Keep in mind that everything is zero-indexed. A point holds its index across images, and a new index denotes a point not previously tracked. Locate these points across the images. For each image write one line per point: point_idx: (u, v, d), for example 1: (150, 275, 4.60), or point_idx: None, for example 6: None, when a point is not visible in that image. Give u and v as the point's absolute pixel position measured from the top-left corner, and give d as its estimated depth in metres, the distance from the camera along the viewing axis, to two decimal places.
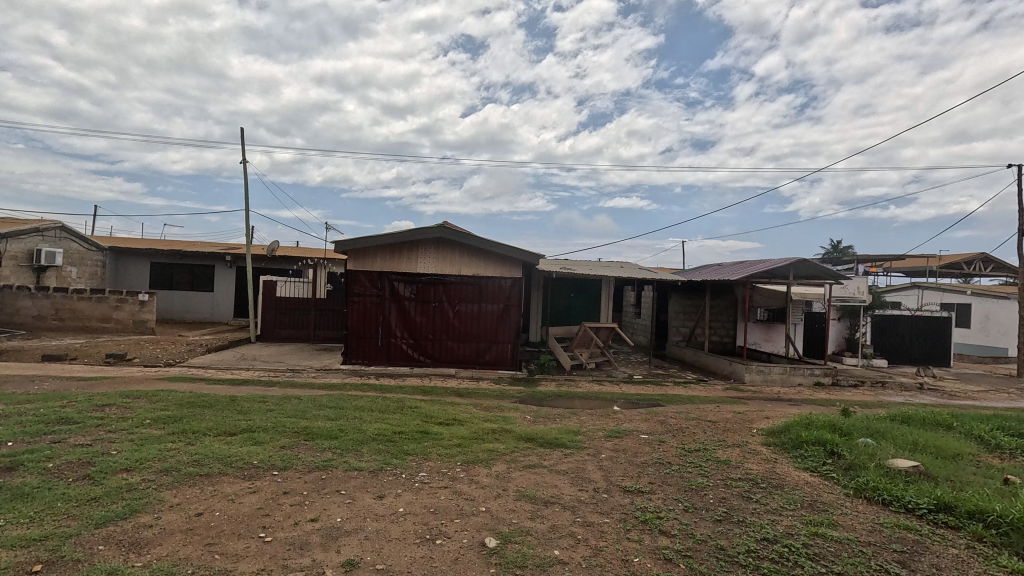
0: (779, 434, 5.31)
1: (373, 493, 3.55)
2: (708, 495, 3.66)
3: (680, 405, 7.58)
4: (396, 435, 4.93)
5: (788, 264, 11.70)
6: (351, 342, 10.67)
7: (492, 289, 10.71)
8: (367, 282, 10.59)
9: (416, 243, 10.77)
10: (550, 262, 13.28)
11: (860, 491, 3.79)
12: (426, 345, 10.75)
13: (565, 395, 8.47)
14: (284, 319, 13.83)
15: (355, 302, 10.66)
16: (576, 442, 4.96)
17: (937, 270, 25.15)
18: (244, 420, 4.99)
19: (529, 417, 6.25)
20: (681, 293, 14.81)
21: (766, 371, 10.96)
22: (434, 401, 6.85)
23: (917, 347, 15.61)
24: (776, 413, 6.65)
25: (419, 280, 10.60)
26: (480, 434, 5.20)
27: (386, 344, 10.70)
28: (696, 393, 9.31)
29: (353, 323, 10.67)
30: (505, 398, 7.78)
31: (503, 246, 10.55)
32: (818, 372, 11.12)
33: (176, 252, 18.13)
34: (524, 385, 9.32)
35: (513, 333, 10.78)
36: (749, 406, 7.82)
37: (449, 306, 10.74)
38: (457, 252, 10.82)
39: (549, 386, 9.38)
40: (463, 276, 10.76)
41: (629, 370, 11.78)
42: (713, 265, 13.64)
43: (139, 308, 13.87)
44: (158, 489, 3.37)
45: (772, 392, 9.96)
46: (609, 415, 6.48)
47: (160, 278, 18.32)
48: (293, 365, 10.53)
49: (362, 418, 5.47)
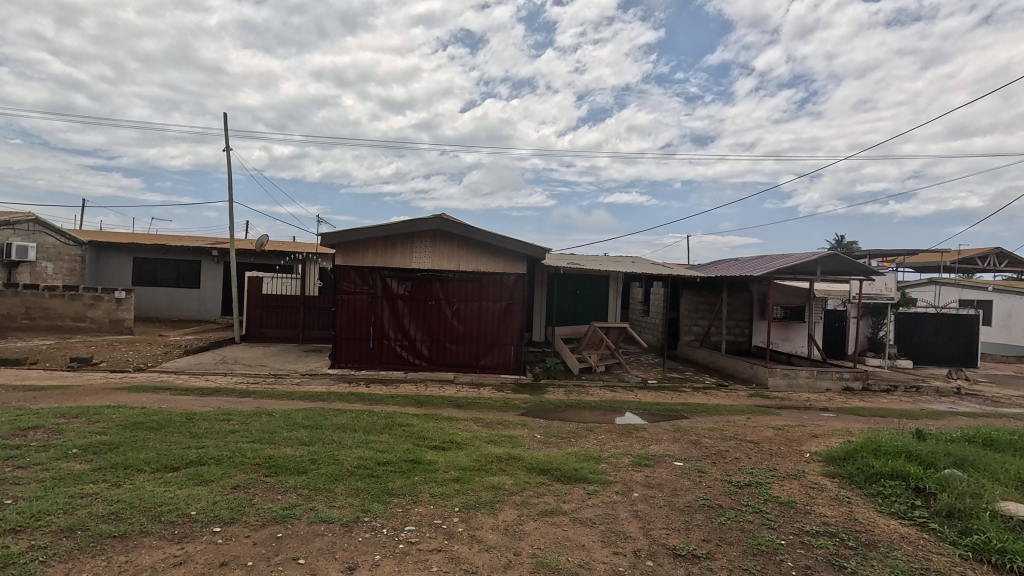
0: (841, 463, 4.42)
1: (342, 563, 2.65)
2: (787, 563, 2.76)
3: (708, 418, 6.69)
4: (380, 467, 4.04)
5: (815, 259, 10.79)
6: (340, 344, 9.79)
7: (493, 287, 9.87)
8: (357, 279, 9.76)
9: (410, 236, 9.76)
10: (556, 256, 12.36)
11: (980, 554, 2.90)
12: (422, 347, 9.86)
13: (576, 405, 7.58)
14: (271, 318, 12.94)
15: (344, 300, 9.78)
16: (600, 476, 4.07)
17: (953, 266, 24.27)
18: (195, 448, 4.09)
19: (538, 437, 5.37)
20: (694, 289, 13.93)
21: (791, 375, 10.08)
22: (428, 415, 5.96)
23: (944, 347, 14.72)
24: (823, 431, 5.76)
25: (414, 276, 9.79)
26: (483, 463, 4.31)
27: (379, 346, 9.80)
28: (720, 401, 8.42)
29: (343, 323, 9.78)
30: (510, 410, 6.90)
31: (506, 240, 9.63)
32: (847, 376, 10.24)
33: (159, 246, 17.22)
34: (529, 393, 8.43)
35: (517, 334, 9.90)
36: (784, 419, 6.93)
37: (447, 305, 9.88)
38: (456, 247, 9.83)
39: (558, 393, 8.50)
40: (462, 272, 9.85)
41: (642, 373, 10.89)
42: (731, 261, 12.74)
43: (115, 307, 12.96)
44: (45, 564, 2.47)
45: (802, 399, 9.07)
46: (631, 433, 5.60)
47: (144, 274, 17.44)
48: (277, 369, 9.63)
49: (341, 442, 4.58)
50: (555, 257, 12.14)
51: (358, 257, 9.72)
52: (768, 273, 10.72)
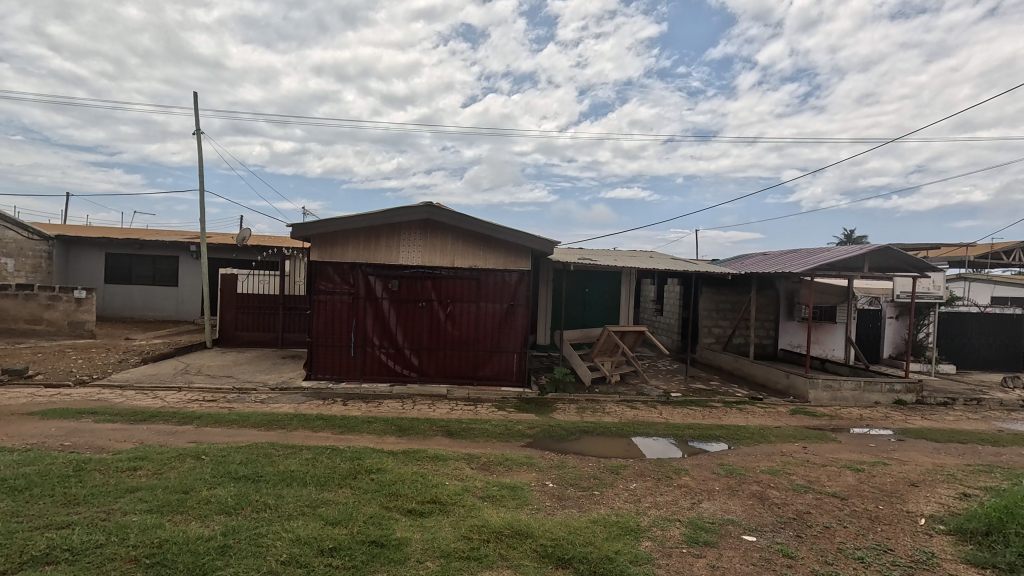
0: (989, 544, 3.08)
1: None
2: None
3: (758, 452, 5.37)
4: (321, 559, 2.73)
5: (863, 254, 9.41)
6: (316, 353, 8.49)
7: (494, 285, 8.57)
8: (336, 277, 8.45)
9: (396, 227, 8.43)
10: (564, 250, 11.03)
11: None
12: (410, 355, 8.57)
13: (591, 429, 6.27)
14: (246, 320, 11.66)
15: (320, 302, 8.47)
16: (648, 572, 2.76)
17: (982, 259, 22.82)
18: (51, 531, 2.79)
19: (551, 488, 4.06)
20: (714, 287, 12.64)
21: (835, 388, 8.79)
22: (408, 453, 4.65)
23: (988, 350, 13.36)
24: (922, 478, 4.41)
25: (401, 273, 8.49)
26: (474, 546, 2.99)
27: (361, 354, 8.51)
28: (761, 421, 7.10)
29: (320, 328, 8.49)
30: (512, 440, 5.57)
31: (508, 231, 8.31)
32: (898, 388, 8.95)
33: (133, 241, 15.97)
34: (536, 412, 7.14)
35: (520, 340, 8.61)
36: (850, 450, 5.59)
37: (440, 306, 8.59)
38: (450, 239, 8.53)
39: (569, 412, 7.19)
40: (456, 269, 8.54)
41: (662, 383, 9.60)
42: (759, 256, 11.40)
43: (75, 307, 11.70)
44: None
45: (854, 417, 7.76)
46: (671, 480, 4.29)
47: (116, 271, 16.18)
48: (243, 381, 8.34)
49: (276, 510, 3.27)
50: (564, 251, 10.80)
51: (336, 250, 8.40)
52: (809, 268, 9.36)
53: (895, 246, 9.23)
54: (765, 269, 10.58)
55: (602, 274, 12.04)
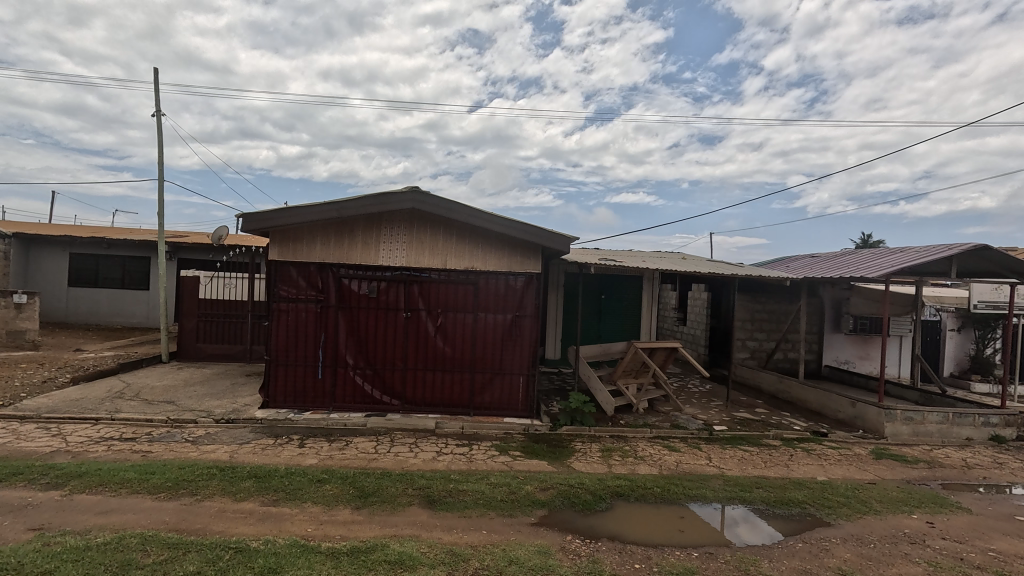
0: None
1: None
2: None
3: (880, 541, 3.67)
4: None
5: (957, 251, 7.72)
6: (275, 375, 6.87)
7: (495, 292, 6.96)
8: (299, 280, 6.85)
9: (375, 219, 6.83)
10: (579, 250, 9.44)
11: None
12: (391, 378, 6.93)
13: (627, 487, 4.59)
14: (210, 330, 10.08)
15: (281, 312, 6.86)
16: None
17: None
18: None
19: None
20: (750, 293, 11.03)
21: (918, 421, 7.10)
22: (358, 557, 2.98)
23: None
24: None
25: (381, 275, 6.89)
26: None
27: (331, 376, 6.89)
28: (847, 473, 5.39)
29: (280, 344, 6.87)
30: (519, 516, 3.90)
31: (513, 224, 6.68)
32: (995, 421, 7.23)
33: (100, 240, 14.47)
34: (549, 458, 5.49)
35: (527, 358, 6.98)
36: (1008, 535, 3.87)
37: (429, 316, 6.96)
38: (441, 234, 6.91)
39: (592, 458, 5.52)
40: (449, 271, 6.93)
41: (699, 411, 7.92)
42: (810, 258, 9.71)
43: (14, 314, 10.17)
44: None
45: (958, 463, 6.04)
46: None
47: (82, 272, 14.67)
48: (184, 409, 6.70)
49: None
50: (581, 250, 9.15)
51: (300, 247, 6.80)
52: (886, 273, 7.71)
53: (993, 247, 7.58)
54: (824, 272, 8.88)
55: (622, 278, 10.41)
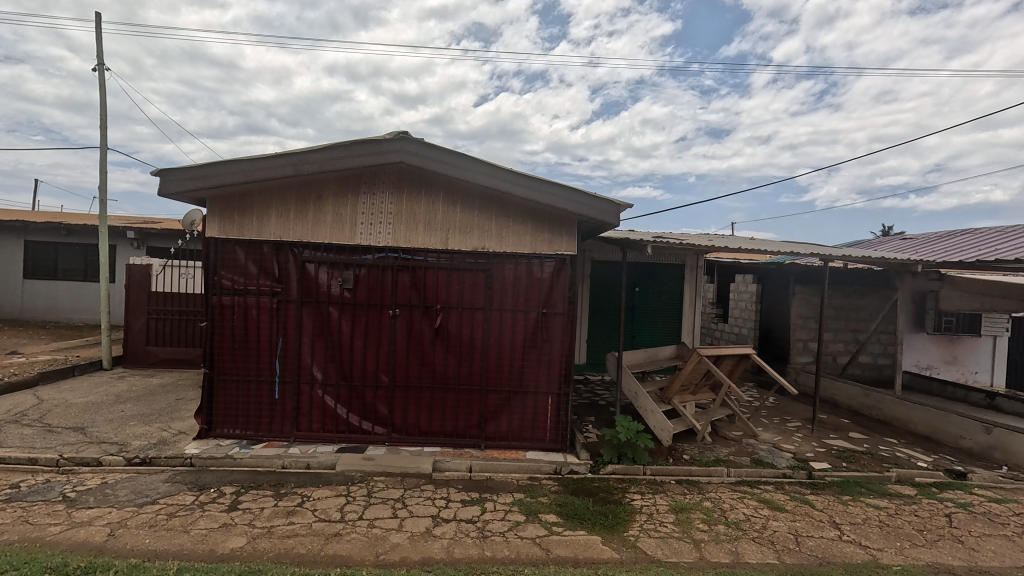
0: None
1: None
2: None
3: None
4: None
5: None
6: (217, 392, 5.07)
7: (514, 281, 5.11)
8: (248, 264, 5.01)
9: (350, 181, 4.99)
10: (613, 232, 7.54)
11: None
12: (372, 396, 5.11)
13: None
14: (162, 330, 8.29)
15: (224, 309, 5.04)
16: None
17: None
18: None
19: None
20: (814, 286, 9.10)
21: None
22: None
23: None
24: None
25: (359, 258, 5.05)
26: None
27: (290, 395, 5.08)
28: None
29: (223, 352, 5.06)
30: None
31: (539, 186, 4.83)
32: None
33: (58, 227, 12.70)
34: (601, 529, 3.63)
35: (557, 371, 5.13)
36: None
37: (424, 314, 5.12)
38: (441, 201, 5.05)
39: (666, 529, 3.66)
40: (451, 253, 5.08)
41: (779, 438, 6.03)
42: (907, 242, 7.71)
43: None
44: None
45: None
46: None
47: (39, 263, 12.94)
48: (91, 442, 4.90)
49: None
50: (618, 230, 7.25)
51: (248, 219, 4.99)
52: None
53: None
54: (936, 259, 6.90)
55: (662, 266, 8.52)
